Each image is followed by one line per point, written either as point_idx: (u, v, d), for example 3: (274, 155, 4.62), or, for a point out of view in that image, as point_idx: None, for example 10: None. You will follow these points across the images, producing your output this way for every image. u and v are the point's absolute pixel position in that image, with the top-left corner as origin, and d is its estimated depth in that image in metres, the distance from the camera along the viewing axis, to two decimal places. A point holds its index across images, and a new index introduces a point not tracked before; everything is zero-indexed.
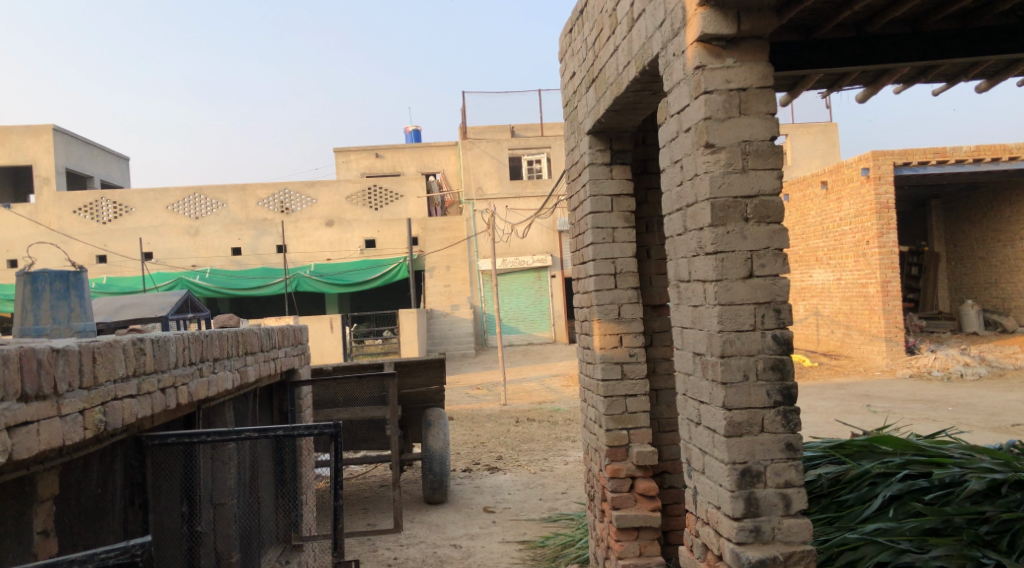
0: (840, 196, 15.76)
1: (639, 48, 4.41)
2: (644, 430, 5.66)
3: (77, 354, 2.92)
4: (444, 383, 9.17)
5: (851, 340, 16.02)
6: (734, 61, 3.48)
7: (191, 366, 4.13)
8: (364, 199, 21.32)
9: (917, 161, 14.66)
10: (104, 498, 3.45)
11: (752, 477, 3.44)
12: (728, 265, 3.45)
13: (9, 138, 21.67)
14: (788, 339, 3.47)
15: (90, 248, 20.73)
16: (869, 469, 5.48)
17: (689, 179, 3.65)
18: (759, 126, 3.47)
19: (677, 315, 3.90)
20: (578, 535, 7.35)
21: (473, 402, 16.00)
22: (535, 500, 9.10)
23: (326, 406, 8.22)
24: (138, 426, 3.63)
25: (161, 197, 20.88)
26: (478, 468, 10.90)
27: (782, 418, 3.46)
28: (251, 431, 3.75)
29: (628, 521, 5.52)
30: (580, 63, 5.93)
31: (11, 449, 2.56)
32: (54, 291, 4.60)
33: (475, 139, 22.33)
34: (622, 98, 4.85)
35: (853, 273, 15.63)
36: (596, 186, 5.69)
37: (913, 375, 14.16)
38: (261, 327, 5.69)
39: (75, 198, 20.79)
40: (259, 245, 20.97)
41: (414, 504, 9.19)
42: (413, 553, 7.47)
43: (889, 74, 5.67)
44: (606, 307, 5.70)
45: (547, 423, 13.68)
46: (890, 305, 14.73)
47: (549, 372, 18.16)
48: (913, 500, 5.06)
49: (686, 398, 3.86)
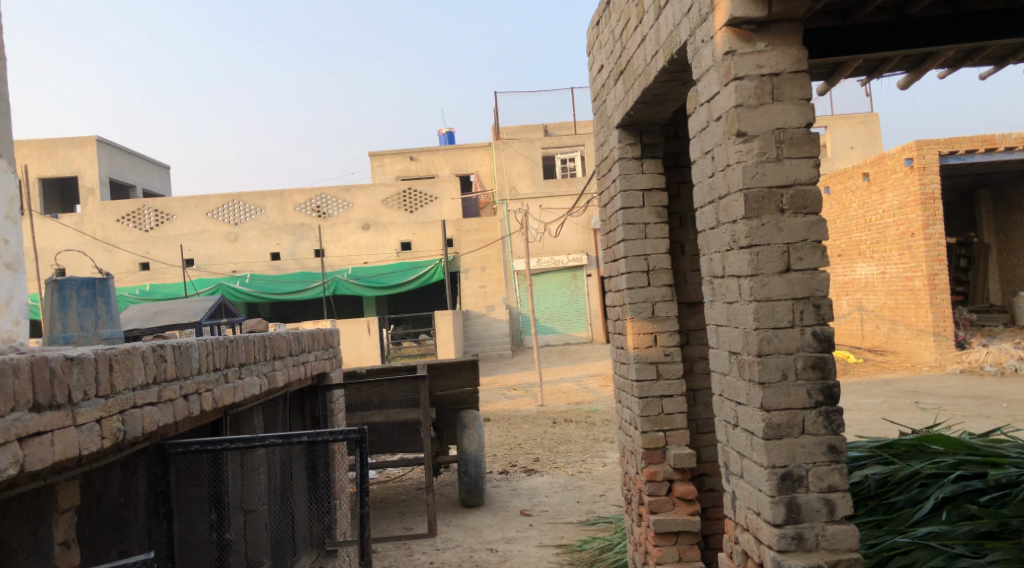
0: (883, 187, 15.37)
1: (667, 37, 4.26)
2: (681, 432, 5.50)
3: (93, 363, 2.88)
4: (478, 384, 9.09)
5: (896, 335, 15.67)
6: (765, 45, 3.32)
7: (215, 372, 4.07)
8: (399, 202, 21.35)
9: (964, 150, 14.16)
10: (127, 508, 3.44)
11: (793, 482, 3.27)
12: (763, 259, 3.29)
13: (55, 150, 22.06)
14: (829, 336, 3.30)
15: (133, 256, 21.01)
16: (919, 470, 5.24)
17: (721, 170, 3.49)
18: (793, 113, 3.30)
19: (712, 313, 3.74)
20: (616, 539, 7.20)
21: (509, 403, 15.93)
22: (572, 503, 8.95)
23: (360, 408, 8.12)
24: (161, 434, 3.58)
25: (201, 204, 21.14)
26: (515, 470, 10.79)
27: (823, 420, 3.28)
28: (275, 438, 3.69)
29: (666, 526, 5.37)
30: (608, 56, 5.77)
31: (23, 460, 2.53)
32: (81, 297, 5.25)
33: (508, 138, 22.06)
34: (651, 89, 4.71)
35: (898, 267, 15.25)
36: (626, 180, 5.55)
37: (964, 370, 13.70)
38: (291, 331, 5.64)
39: (118, 207, 21.01)
40: (297, 250, 21.11)
41: (450, 507, 9.10)
42: (449, 557, 7.37)
43: (932, 59, 5.44)
44: (639, 305, 5.56)
45: (585, 424, 13.52)
46: (937, 298, 14.33)
47: (587, 372, 17.98)
48: (968, 502, 4.82)
49: (723, 399, 3.69)
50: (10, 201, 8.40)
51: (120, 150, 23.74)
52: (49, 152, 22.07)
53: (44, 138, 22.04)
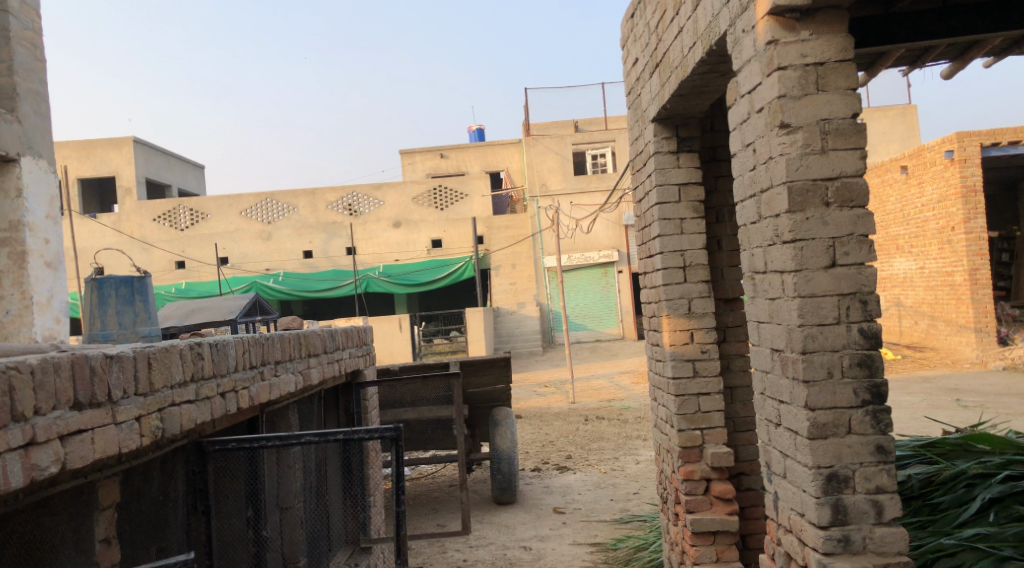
0: (922, 180, 15.07)
1: (705, 27, 4.19)
2: (719, 430, 5.42)
3: (132, 361, 2.88)
4: (511, 381, 9.05)
5: (936, 331, 15.39)
6: (809, 34, 3.23)
7: (252, 369, 4.08)
8: (430, 199, 21.39)
9: (1007, 141, 13.82)
10: (166, 505, 3.45)
11: (839, 483, 3.19)
12: (808, 255, 3.21)
13: (93, 151, 22.40)
14: (876, 332, 3.21)
15: (169, 255, 21.29)
16: (966, 470, 5.10)
17: (763, 163, 3.41)
18: (839, 103, 3.22)
19: (753, 309, 3.67)
20: (651, 538, 7.13)
21: (541, 400, 15.90)
22: (606, 501, 8.89)
23: (393, 406, 8.10)
24: (199, 431, 3.58)
25: (235, 203, 21.34)
26: (548, 467, 10.75)
27: (871, 419, 3.20)
28: (311, 435, 3.67)
29: (704, 526, 5.29)
30: (643, 49, 5.70)
31: (64, 459, 2.54)
32: (120, 296, 5.31)
33: (539, 134, 21.96)
34: (688, 81, 4.64)
35: (937, 262, 14.96)
36: (662, 175, 5.47)
37: (1006, 367, 13.42)
38: (325, 328, 5.65)
39: (154, 206, 21.28)
40: (329, 248, 21.23)
41: (483, 505, 9.08)
42: (483, 555, 7.34)
43: (978, 47, 5.29)
44: (675, 302, 5.48)
45: (617, 421, 13.43)
46: (979, 293, 14.05)
47: (619, 370, 17.87)
48: (1017, 503, 4.67)
49: (764, 398, 3.61)
50: (51, 201, 8.51)
51: (156, 150, 24.03)
52: (87, 153, 22.43)
53: (83, 140, 22.38)
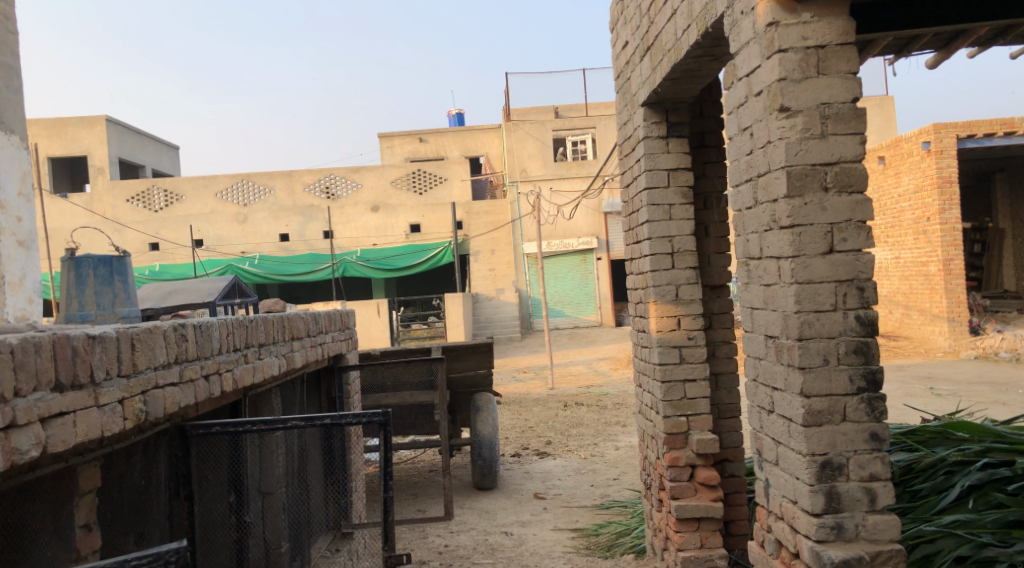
0: (898, 170, 15.15)
1: (700, 9, 4.13)
2: (704, 417, 5.40)
3: (115, 341, 2.79)
4: (493, 366, 8.98)
5: (910, 320, 15.53)
6: (811, 16, 3.19)
7: (236, 352, 4.00)
8: (408, 183, 21.23)
9: (982, 133, 13.91)
10: (147, 490, 3.38)
11: (833, 470, 3.17)
12: (806, 240, 3.18)
13: (64, 129, 21.98)
14: (873, 320, 3.19)
15: (143, 236, 20.98)
16: (945, 457, 5.12)
17: (761, 147, 3.37)
18: (839, 87, 3.18)
19: (747, 295, 3.64)
20: (633, 524, 7.12)
21: (519, 386, 15.88)
22: (586, 486, 8.88)
23: (375, 391, 8.00)
24: (182, 415, 3.49)
25: (210, 184, 21.04)
26: (527, 453, 10.74)
27: (866, 406, 3.18)
28: (297, 420, 3.60)
29: (688, 512, 5.27)
30: (633, 31, 5.63)
31: (45, 442, 2.45)
32: (98, 275, 5.20)
33: (519, 119, 21.79)
34: (681, 64, 4.58)
35: (912, 252, 15.06)
36: (651, 160, 5.42)
37: (978, 357, 13.60)
38: (308, 311, 5.56)
39: (128, 187, 20.95)
40: (306, 231, 21.01)
41: (463, 490, 9.05)
42: (464, 540, 7.30)
43: (964, 36, 5.27)
44: (662, 288, 5.45)
45: (596, 407, 13.44)
46: (952, 283, 14.20)
47: (597, 356, 17.90)
48: (995, 490, 4.69)
49: (757, 385, 3.59)
50: (24, 178, 8.32)
51: (130, 129, 23.63)
52: (58, 131, 21.99)
53: (54, 118, 21.93)
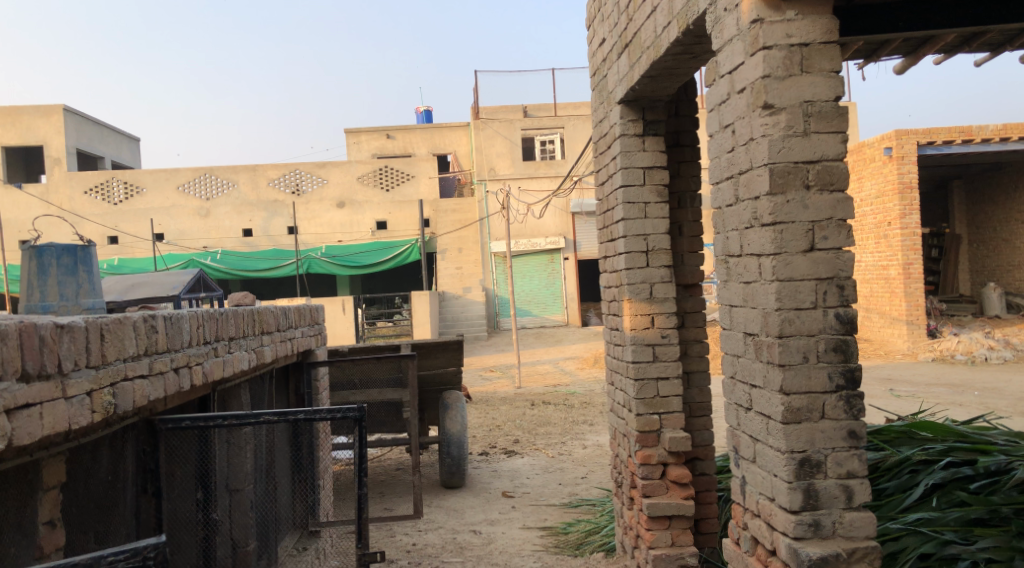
0: (861, 176, 15.35)
1: (682, 6, 4.13)
2: (676, 415, 5.40)
3: (83, 331, 2.70)
4: (462, 364, 8.91)
5: (869, 323, 15.75)
6: (795, 14, 3.19)
7: (206, 345, 3.90)
8: (375, 179, 21.04)
9: (942, 140, 14.18)
10: (115, 486, 3.28)
11: (811, 467, 3.18)
12: (787, 238, 3.18)
13: (19, 118, 21.46)
14: (852, 318, 3.21)
15: (102, 229, 20.56)
16: (910, 456, 5.17)
17: (743, 144, 3.37)
18: (822, 85, 3.19)
19: (726, 292, 3.64)
20: (602, 522, 7.11)
21: (486, 385, 15.82)
22: (554, 485, 8.87)
23: (343, 387, 7.89)
24: (150, 410, 3.40)
25: (172, 177, 20.68)
26: (495, 451, 10.70)
27: (844, 404, 3.19)
28: (270, 414, 3.52)
29: (660, 510, 5.26)
30: (611, 29, 5.61)
31: (11, 435, 2.36)
32: (62, 266, 5.07)
33: (487, 117, 21.68)
34: (660, 62, 4.56)
35: (873, 256, 15.27)
36: (627, 158, 5.41)
37: (935, 359, 13.87)
38: (278, 306, 5.46)
39: (86, 178, 20.49)
40: (270, 227, 20.76)
41: (431, 488, 8.99)
42: (432, 539, 7.24)
43: (932, 43, 5.32)
44: (637, 286, 5.45)
45: (563, 406, 13.44)
46: (912, 287, 14.43)
47: (563, 355, 17.94)
48: (958, 489, 4.75)
49: (735, 382, 3.60)
50: None
51: (89, 120, 23.15)
52: (13, 120, 21.45)
53: (9, 106, 21.40)
